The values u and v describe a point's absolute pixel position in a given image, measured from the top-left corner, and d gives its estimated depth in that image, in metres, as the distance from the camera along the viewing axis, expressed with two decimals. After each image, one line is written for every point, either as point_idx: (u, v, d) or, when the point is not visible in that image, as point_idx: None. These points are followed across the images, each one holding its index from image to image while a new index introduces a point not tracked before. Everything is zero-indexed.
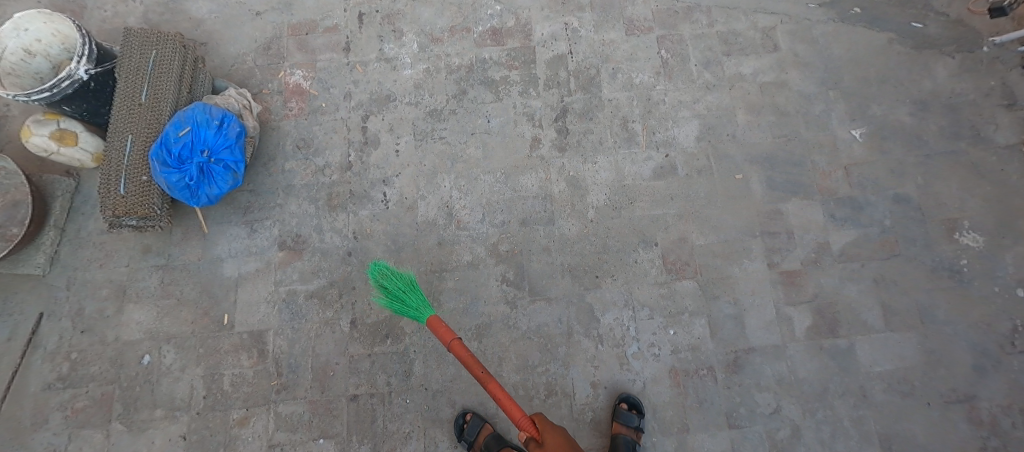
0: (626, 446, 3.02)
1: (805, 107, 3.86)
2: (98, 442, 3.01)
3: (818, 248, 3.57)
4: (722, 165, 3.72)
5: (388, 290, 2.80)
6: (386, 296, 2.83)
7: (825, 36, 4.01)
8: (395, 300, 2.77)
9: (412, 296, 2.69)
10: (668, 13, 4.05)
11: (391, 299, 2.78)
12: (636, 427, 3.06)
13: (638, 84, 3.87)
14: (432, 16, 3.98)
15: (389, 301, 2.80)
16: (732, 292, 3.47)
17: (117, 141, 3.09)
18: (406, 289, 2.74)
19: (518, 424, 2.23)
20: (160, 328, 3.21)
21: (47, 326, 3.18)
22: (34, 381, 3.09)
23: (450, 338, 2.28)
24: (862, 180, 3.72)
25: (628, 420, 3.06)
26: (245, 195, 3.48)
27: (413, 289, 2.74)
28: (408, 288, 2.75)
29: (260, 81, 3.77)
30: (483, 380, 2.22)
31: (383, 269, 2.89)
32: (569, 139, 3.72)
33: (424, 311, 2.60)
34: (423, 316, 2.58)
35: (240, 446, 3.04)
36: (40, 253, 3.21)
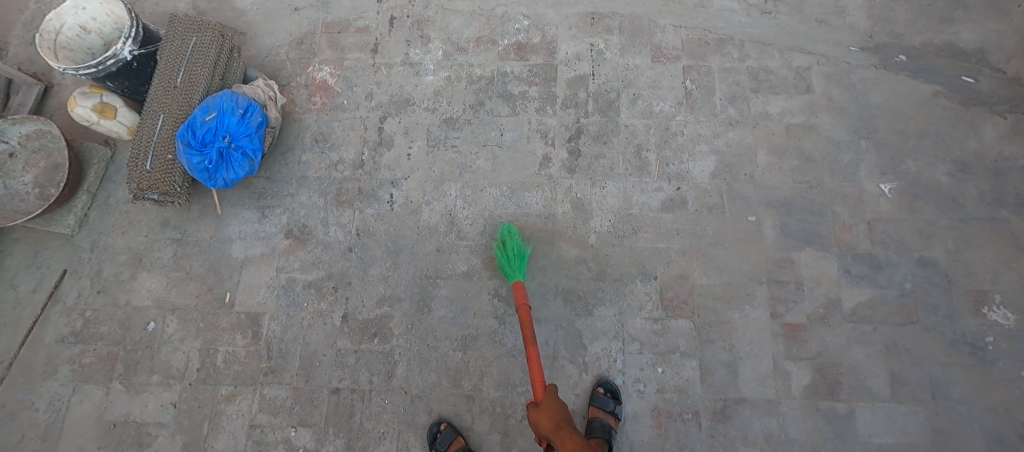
0: (603, 430, 3.05)
1: (832, 154, 3.70)
2: (98, 398, 3.21)
3: (827, 303, 3.41)
4: (735, 205, 3.61)
5: (506, 249, 3.36)
6: (501, 253, 3.38)
7: (863, 82, 3.83)
8: (506, 260, 3.34)
9: (516, 263, 3.29)
10: (698, 43, 3.97)
11: (505, 258, 3.34)
12: (612, 411, 3.13)
13: (658, 113, 3.81)
14: (461, 25, 4.04)
15: (502, 258, 3.37)
16: (729, 338, 3.35)
17: (150, 119, 3.28)
18: (516, 256, 3.33)
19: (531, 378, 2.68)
20: (168, 298, 3.39)
21: (69, 283, 3.42)
22: (50, 333, 3.32)
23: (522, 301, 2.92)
24: (885, 238, 3.52)
25: (605, 403, 3.13)
26: (261, 182, 3.64)
27: (522, 259, 3.32)
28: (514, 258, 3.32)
29: (289, 74, 3.93)
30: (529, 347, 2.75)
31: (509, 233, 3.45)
32: (579, 162, 3.70)
33: (517, 276, 3.25)
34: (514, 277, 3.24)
35: (224, 422, 3.17)
36: (71, 215, 3.45)
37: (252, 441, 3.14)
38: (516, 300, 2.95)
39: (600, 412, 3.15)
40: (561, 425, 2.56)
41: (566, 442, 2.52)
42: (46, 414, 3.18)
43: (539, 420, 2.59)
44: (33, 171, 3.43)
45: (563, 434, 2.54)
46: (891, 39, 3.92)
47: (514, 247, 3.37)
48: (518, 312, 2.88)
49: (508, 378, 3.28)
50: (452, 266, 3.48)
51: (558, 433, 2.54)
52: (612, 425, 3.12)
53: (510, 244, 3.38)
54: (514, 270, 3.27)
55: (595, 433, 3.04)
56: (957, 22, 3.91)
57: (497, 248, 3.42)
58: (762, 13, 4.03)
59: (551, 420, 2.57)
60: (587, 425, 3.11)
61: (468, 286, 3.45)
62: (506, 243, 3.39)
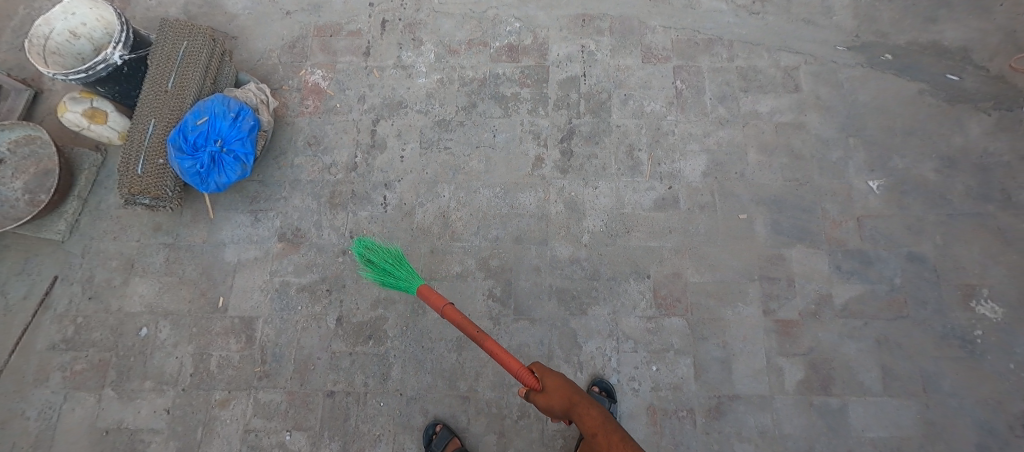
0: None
1: (821, 152, 3.74)
2: (90, 405, 3.18)
3: (819, 299, 3.44)
4: (727, 203, 3.64)
5: (376, 264, 2.95)
6: (375, 270, 2.96)
7: (851, 80, 3.89)
8: (384, 273, 2.90)
9: (400, 267, 2.81)
10: (688, 44, 4.01)
11: (379, 273, 2.92)
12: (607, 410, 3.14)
13: (649, 113, 3.84)
14: (453, 28, 4.07)
15: (379, 274, 2.93)
16: (723, 335, 3.37)
17: (141, 124, 3.26)
18: (394, 261, 2.88)
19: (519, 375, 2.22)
20: (160, 303, 3.37)
21: (60, 289, 3.40)
22: (41, 341, 3.29)
23: (441, 303, 2.36)
24: (875, 234, 3.57)
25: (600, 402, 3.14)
26: (254, 186, 3.63)
27: (400, 261, 2.86)
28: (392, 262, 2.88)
29: (281, 77, 3.93)
30: (478, 338, 2.26)
31: (369, 245, 3.05)
32: (572, 162, 3.72)
33: (413, 280, 2.70)
34: (411, 284, 2.68)
35: (218, 427, 3.16)
36: (62, 221, 3.43)
37: (247, 446, 3.13)
38: (436, 305, 2.38)
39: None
40: (574, 399, 2.32)
41: (586, 418, 2.31)
42: (38, 422, 3.15)
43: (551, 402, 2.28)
44: (23, 177, 3.40)
45: (580, 409, 2.31)
46: (877, 38, 3.98)
47: (385, 258, 2.92)
48: (446, 317, 2.33)
49: (503, 378, 3.28)
50: (446, 268, 3.49)
51: (582, 407, 2.32)
52: None
53: (376, 254, 2.98)
54: (407, 275, 2.75)
55: None
56: (941, 21, 3.98)
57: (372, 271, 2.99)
58: (751, 13, 4.08)
59: (566, 398, 2.30)
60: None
61: (463, 287, 3.45)
62: (374, 258, 2.97)
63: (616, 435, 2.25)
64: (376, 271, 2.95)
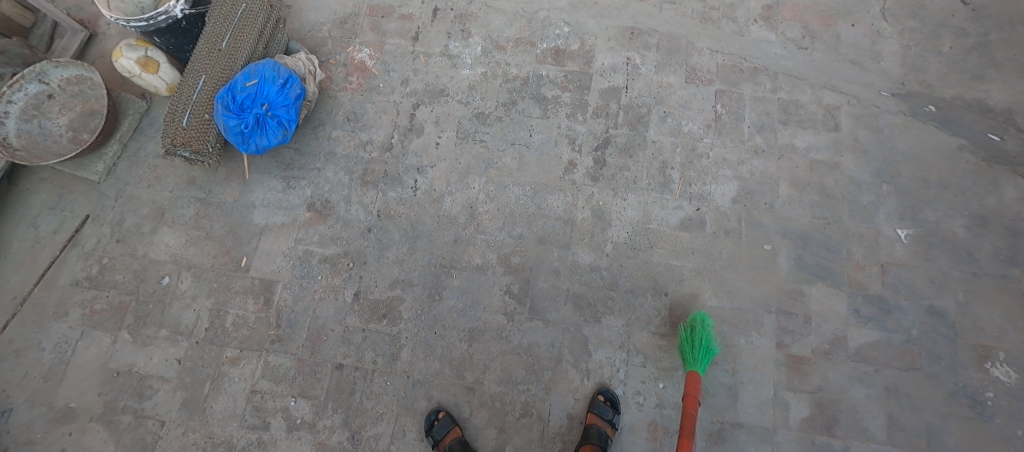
0: (600, 437, 3.06)
1: (853, 194, 3.74)
2: (105, 345, 3.23)
3: (833, 340, 3.43)
4: (752, 232, 3.65)
5: (694, 340, 3.22)
6: (685, 339, 3.26)
7: (890, 127, 3.88)
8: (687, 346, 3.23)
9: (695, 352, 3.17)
10: (733, 70, 4.03)
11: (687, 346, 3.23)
12: (610, 420, 3.14)
13: (686, 133, 3.86)
14: (502, 25, 4.11)
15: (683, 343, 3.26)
16: (733, 361, 3.37)
17: (192, 78, 3.32)
18: (703, 349, 3.18)
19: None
20: (185, 255, 3.42)
21: (89, 228, 3.45)
22: (65, 276, 3.35)
23: (695, 393, 2.92)
24: (897, 282, 3.56)
25: (604, 411, 3.14)
26: (289, 153, 3.68)
27: (706, 351, 3.18)
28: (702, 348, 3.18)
29: (328, 51, 3.99)
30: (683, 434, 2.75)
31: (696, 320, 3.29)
32: (604, 171, 3.75)
33: (693, 363, 3.13)
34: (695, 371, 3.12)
35: (225, 384, 3.19)
36: (101, 162, 3.49)
37: (252, 406, 3.16)
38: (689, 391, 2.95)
39: (598, 419, 3.16)
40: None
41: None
42: (52, 355, 3.20)
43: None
44: (69, 114, 3.46)
45: None
46: (922, 88, 3.98)
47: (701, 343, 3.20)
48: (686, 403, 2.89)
49: (510, 375, 3.30)
50: (467, 258, 3.52)
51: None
52: (609, 434, 3.13)
53: (700, 333, 3.22)
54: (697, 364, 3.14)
55: (592, 439, 3.05)
56: (989, 80, 3.97)
57: (684, 334, 3.28)
58: (799, 48, 4.10)
59: None
60: (584, 431, 3.12)
61: (482, 279, 3.48)
62: (697, 332, 3.23)
63: None
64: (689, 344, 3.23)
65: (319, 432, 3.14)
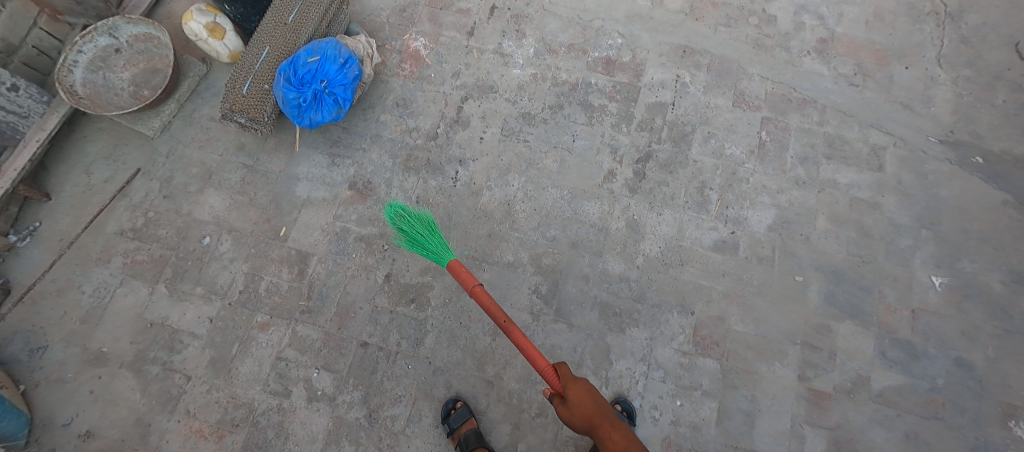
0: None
1: (891, 236, 3.72)
2: (142, 296, 3.32)
3: (856, 379, 3.41)
4: (786, 262, 3.64)
5: (409, 232, 2.95)
6: (408, 238, 2.97)
7: (936, 174, 3.85)
8: (415, 241, 2.92)
9: (433, 239, 2.82)
10: (782, 98, 4.03)
11: (414, 242, 2.91)
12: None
13: (728, 156, 3.86)
14: (557, 29, 4.16)
15: (412, 243, 2.94)
16: (753, 388, 3.36)
17: (256, 49, 3.41)
18: (428, 230, 2.89)
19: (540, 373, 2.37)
20: (227, 218, 3.51)
21: (139, 182, 3.55)
22: (111, 224, 3.45)
23: (473, 283, 2.43)
24: (927, 330, 3.52)
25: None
26: (338, 131, 3.76)
27: (432, 231, 2.88)
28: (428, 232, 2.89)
29: (386, 36, 4.08)
30: (505, 327, 2.39)
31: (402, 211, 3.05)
32: (642, 184, 3.76)
33: (443, 254, 2.72)
34: (442, 258, 2.70)
35: (253, 347, 3.27)
36: (157, 119, 3.58)
37: (275, 373, 3.23)
38: (465, 284, 2.44)
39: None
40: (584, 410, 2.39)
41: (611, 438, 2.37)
42: (91, 299, 3.30)
43: (572, 416, 2.40)
44: (133, 70, 3.57)
45: (603, 430, 2.38)
46: (971, 138, 3.94)
47: (416, 230, 2.92)
48: (475, 298, 2.42)
49: (530, 373, 3.32)
50: (499, 254, 3.55)
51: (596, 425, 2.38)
52: None
53: (403, 219, 2.99)
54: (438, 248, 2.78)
55: None
56: None
57: (405, 235, 2.97)
58: (850, 84, 4.09)
59: (586, 418, 2.39)
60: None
61: (511, 276, 3.51)
62: (405, 224, 2.98)
63: None
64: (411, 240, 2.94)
65: (338, 406, 3.19)
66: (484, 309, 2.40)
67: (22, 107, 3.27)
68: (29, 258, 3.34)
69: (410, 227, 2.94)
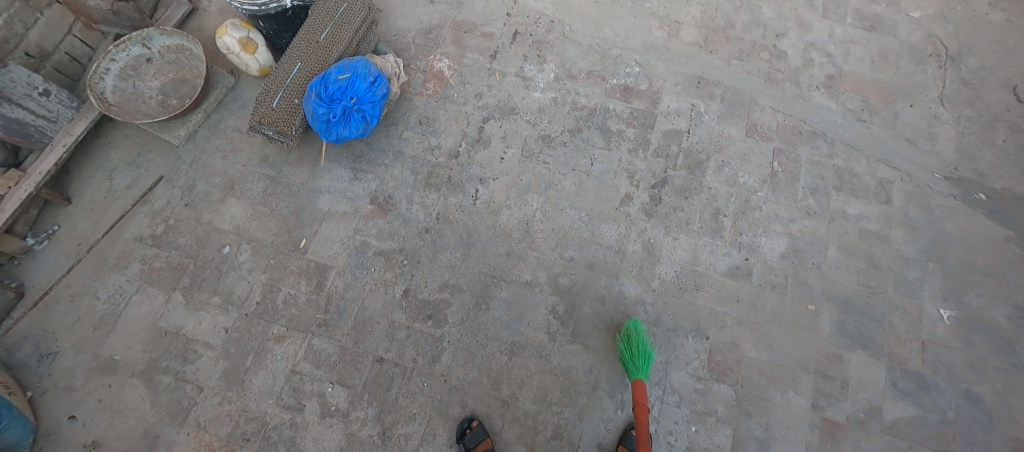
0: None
1: (899, 268, 3.80)
2: (158, 304, 3.30)
3: (868, 409, 3.43)
4: (798, 290, 3.69)
5: (632, 347, 3.29)
6: (625, 346, 3.33)
7: (941, 209, 3.97)
8: (626, 352, 3.30)
9: (640, 363, 3.20)
10: (793, 130, 4.16)
11: (627, 352, 3.29)
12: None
13: (742, 184, 3.96)
14: (577, 56, 4.29)
15: (625, 350, 3.32)
16: (767, 416, 3.37)
17: (287, 64, 3.49)
18: (642, 356, 3.22)
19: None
20: (247, 228, 3.51)
21: (161, 189, 3.55)
22: (130, 230, 3.44)
23: (642, 400, 2.89)
24: (936, 361, 3.57)
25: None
26: (361, 146, 3.80)
27: (647, 360, 3.21)
28: (640, 355, 3.23)
29: (410, 56, 4.18)
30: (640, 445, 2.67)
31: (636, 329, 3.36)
32: (658, 208, 3.84)
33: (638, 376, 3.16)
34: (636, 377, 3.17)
35: (268, 359, 3.23)
36: (184, 128, 3.61)
37: (290, 386, 3.19)
38: (638, 399, 2.92)
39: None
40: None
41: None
42: (105, 305, 3.26)
43: None
44: (162, 79, 3.62)
45: None
46: (974, 176, 4.07)
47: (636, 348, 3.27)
48: (636, 410, 2.85)
49: (546, 394, 3.31)
50: (517, 273, 3.58)
51: None
52: None
53: (637, 340, 3.30)
54: (638, 370, 3.18)
55: None
56: None
57: (622, 341, 3.35)
58: (858, 119, 4.23)
59: None
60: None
61: (529, 295, 3.53)
62: (632, 341, 3.30)
63: None
64: (626, 350, 3.31)
65: (351, 422, 3.15)
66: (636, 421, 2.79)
67: (51, 111, 3.36)
68: (46, 262, 3.32)
69: (636, 349, 3.26)
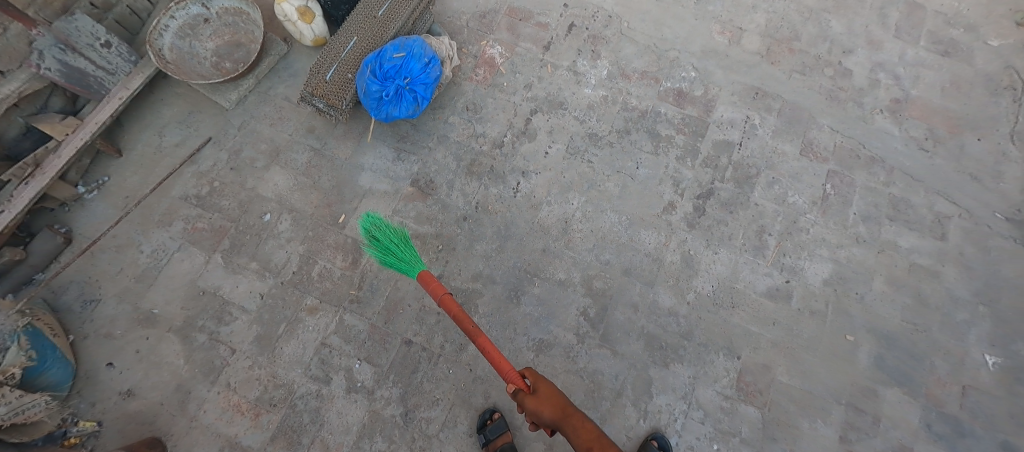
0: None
1: (947, 307, 3.65)
2: (197, 263, 3.35)
3: (900, 449, 3.32)
4: (838, 319, 3.58)
5: (381, 242, 2.74)
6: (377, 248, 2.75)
7: (999, 250, 3.78)
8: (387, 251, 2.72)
9: (405, 250, 2.66)
10: (850, 153, 3.99)
11: (383, 251, 2.72)
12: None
13: (790, 204, 3.83)
14: (632, 54, 4.17)
15: (382, 253, 2.73)
16: (793, 443, 3.29)
17: (344, 38, 3.47)
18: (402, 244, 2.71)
19: (505, 378, 2.17)
20: (289, 198, 3.53)
21: (209, 150, 3.59)
22: (177, 188, 3.49)
23: (442, 292, 2.25)
24: (977, 409, 3.43)
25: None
26: (407, 126, 3.78)
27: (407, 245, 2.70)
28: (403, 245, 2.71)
29: (464, 40, 4.12)
30: (471, 333, 2.20)
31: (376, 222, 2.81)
32: (701, 220, 3.74)
33: (415, 266, 2.56)
34: (413, 269, 2.55)
35: (298, 329, 3.27)
36: (235, 92, 3.63)
37: (317, 358, 3.22)
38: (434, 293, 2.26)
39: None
40: (541, 398, 2.21)
41: (580, 431, 2.18)
42: (148, 259, 3.33)
43: (542, 411, 2.20)
44: (217, 41, 3.65)
45: (575, 421, 2.21)
46: None
47: (391, 234, 2.74)
48: (444, 306, 2.21)
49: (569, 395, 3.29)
50: (551, 270, 3.53)
51: (568, 418, 2.21)
52: None
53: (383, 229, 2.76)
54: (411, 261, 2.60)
55: None
56: None
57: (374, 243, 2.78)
58: (920, 148, 4.04)
59: (557, 405, 2.22)
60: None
61: (560, 294, 3.49)
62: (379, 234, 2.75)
63: (585, 420, 2.21)
64: (381, 248, 2.74)
65: (375, 400, 3.18)
66: (451, 317, 2.19)
67: (110, 64, 3.38)
68: (95, 210, 3.40)
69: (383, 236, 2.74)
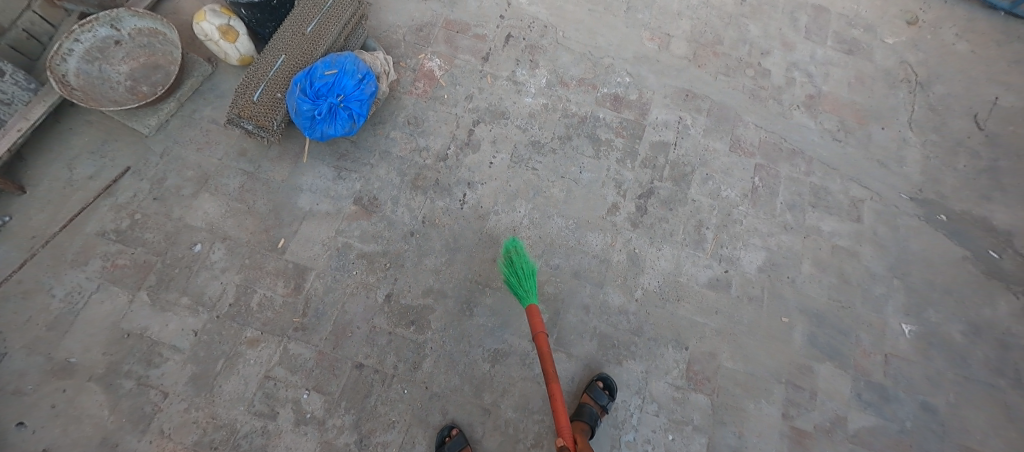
0: (591, 417, 3.18)
1: (867, 283, 3.97)
2: (120, 303, 3.11)
3: (835, 419, 3.57)
4: (774, 303, 3.81)
5: (513, 267, 3.24)
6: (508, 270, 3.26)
7: (907, 228, 4.16)
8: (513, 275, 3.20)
9: (526, 282, 3.06)
10: (774, 147, 4.27)
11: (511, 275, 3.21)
12: (604, 405, 3.26)
13: (723, 198, 4.04)
14: (569, 62, 4.27)
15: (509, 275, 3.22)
16: (741, 425, 3.47)
17: (271, 56, 3.34)
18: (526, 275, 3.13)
19: (559, 429, 2.43)
20: (221, 226, 3.35)
21: (127, 181, 3.34)
22: (92, 223, 3.22)
23: (539, 328, 2.60)
24: (898, 374, 3.75)
25: (599, 396, 3.26)
26: (345, 144, 3.68)
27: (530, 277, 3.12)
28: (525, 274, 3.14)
29: (401, 53, 4.07)
30: (548, 378, 2.53)
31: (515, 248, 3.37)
32: (644, 219, 3.88)
33: (530, 298, 2.95)
34: (528, 300, 2.94)
35: (239, 364, 3.10)
36: (154, 117, 3.41)
37: (262, 393, 3.07)
38: (534, 327, 2.62)
39: (592, 402, 3.29)
40: None
41: None
42: (61, 303, 3.05)
43: None
44: (132, 64, 3.41)
45: None
46: (937, 198, 4.28)
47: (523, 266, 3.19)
48: (535, 340, 2.59)
49: (527, 403, 3.30)
50: (503, 280, 3.54)
51: None
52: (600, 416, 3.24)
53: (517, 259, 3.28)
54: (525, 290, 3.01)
55: (583, 418, 3.17)
56: (995, 201, 4.28)
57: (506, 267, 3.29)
58: (834, 139, 4.39)
59: None
60: (577, 410, 3.25)
61: (514, 303, 3.50)
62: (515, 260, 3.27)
63: None
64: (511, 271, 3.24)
65: (327, 430, 3.06)
66: (540, 355, 2.56)
67: (5, 93, 3.10)
68: None
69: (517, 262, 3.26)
